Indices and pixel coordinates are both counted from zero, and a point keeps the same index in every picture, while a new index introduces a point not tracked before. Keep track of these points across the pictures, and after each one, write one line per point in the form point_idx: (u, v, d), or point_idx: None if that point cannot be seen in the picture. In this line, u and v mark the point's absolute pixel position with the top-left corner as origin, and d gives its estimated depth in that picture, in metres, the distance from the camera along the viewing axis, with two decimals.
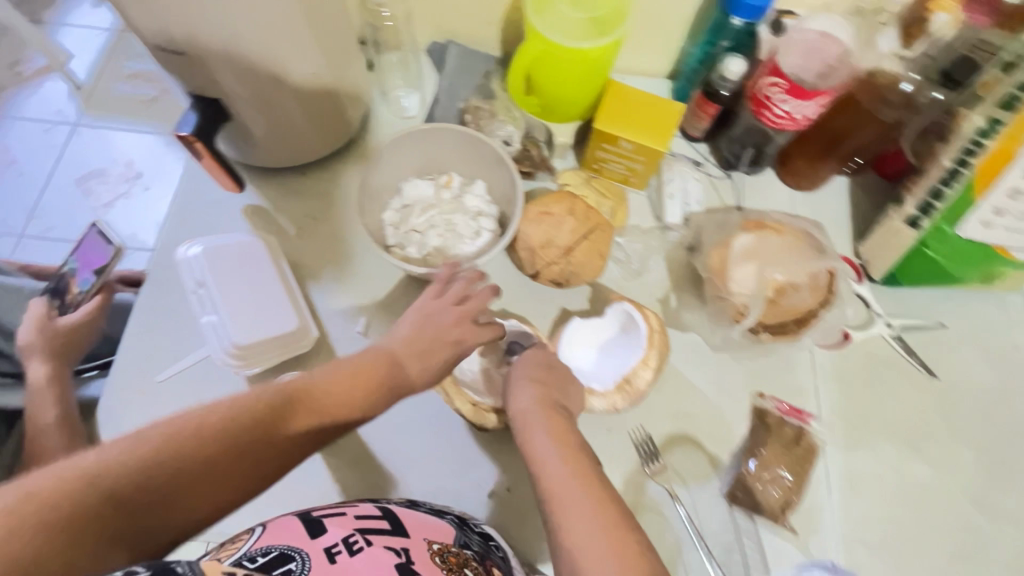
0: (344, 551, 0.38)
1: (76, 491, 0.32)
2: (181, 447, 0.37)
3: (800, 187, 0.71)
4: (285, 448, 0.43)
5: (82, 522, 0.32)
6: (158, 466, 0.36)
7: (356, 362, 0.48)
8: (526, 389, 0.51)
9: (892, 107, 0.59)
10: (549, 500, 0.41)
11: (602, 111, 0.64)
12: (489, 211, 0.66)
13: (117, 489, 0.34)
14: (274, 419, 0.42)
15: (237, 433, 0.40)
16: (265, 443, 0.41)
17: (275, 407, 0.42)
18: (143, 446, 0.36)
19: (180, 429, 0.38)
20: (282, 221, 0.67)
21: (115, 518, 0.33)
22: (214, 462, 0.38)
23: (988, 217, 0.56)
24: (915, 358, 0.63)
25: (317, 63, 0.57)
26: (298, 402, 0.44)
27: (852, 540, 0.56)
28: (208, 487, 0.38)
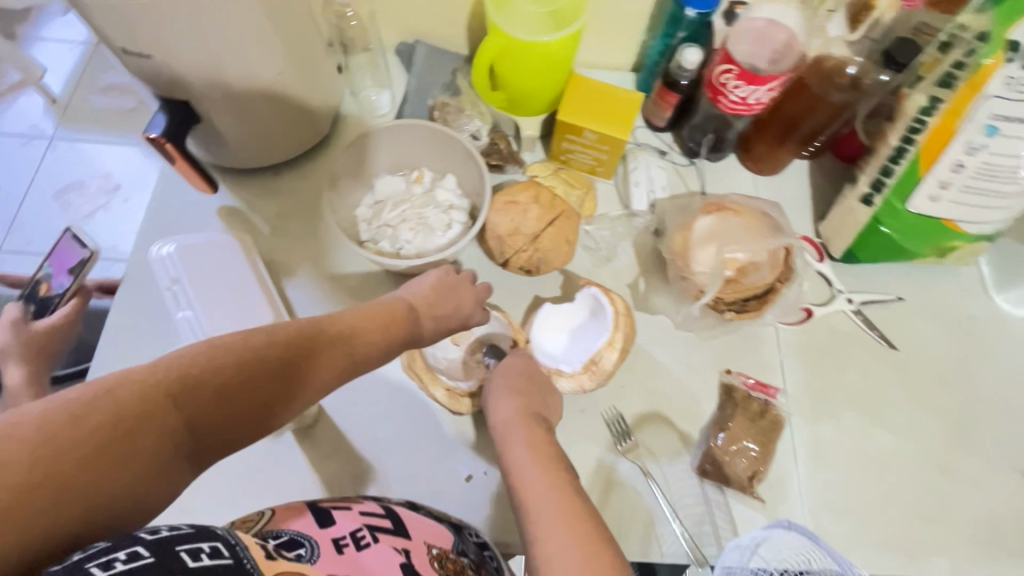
0: (352, 544, 0.40)
1: (148, 398, 0.31)
2: (245, 367, 0.37)
3: (761, 172, 0.73)
4: (334, 380, 0.43)
5: (149, 433, 0.31)
6: (224, 382, 0.35)
7: (392, 307, 0.50)
8: (506, 399, 0.54)
9: (840, 90, 0.62)
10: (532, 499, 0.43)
11: (566, 103, 0.66)
12: (460, 204, 0.67)
13: (187, 401, 0.33)
14: (324, 350, 0.42)
15: (292, 358, 0.40)
16: (316, 371, 0.41)
17: (324, 336, 0.42)
18: (210, 360, 0.35)
19: (243, 347, 0.37)
20: (257, 221, 0.69)
21: (179, 432, 0.33)
22: (262, 381, 0.37)
23: (935, 190, 0.58)
24: (875, 331, 0.66)
25: (283, 63, 0.58)
26: (346, 337, 0.44)
27: (819, 507, 0.58)
28: (247, 406, 0.36)
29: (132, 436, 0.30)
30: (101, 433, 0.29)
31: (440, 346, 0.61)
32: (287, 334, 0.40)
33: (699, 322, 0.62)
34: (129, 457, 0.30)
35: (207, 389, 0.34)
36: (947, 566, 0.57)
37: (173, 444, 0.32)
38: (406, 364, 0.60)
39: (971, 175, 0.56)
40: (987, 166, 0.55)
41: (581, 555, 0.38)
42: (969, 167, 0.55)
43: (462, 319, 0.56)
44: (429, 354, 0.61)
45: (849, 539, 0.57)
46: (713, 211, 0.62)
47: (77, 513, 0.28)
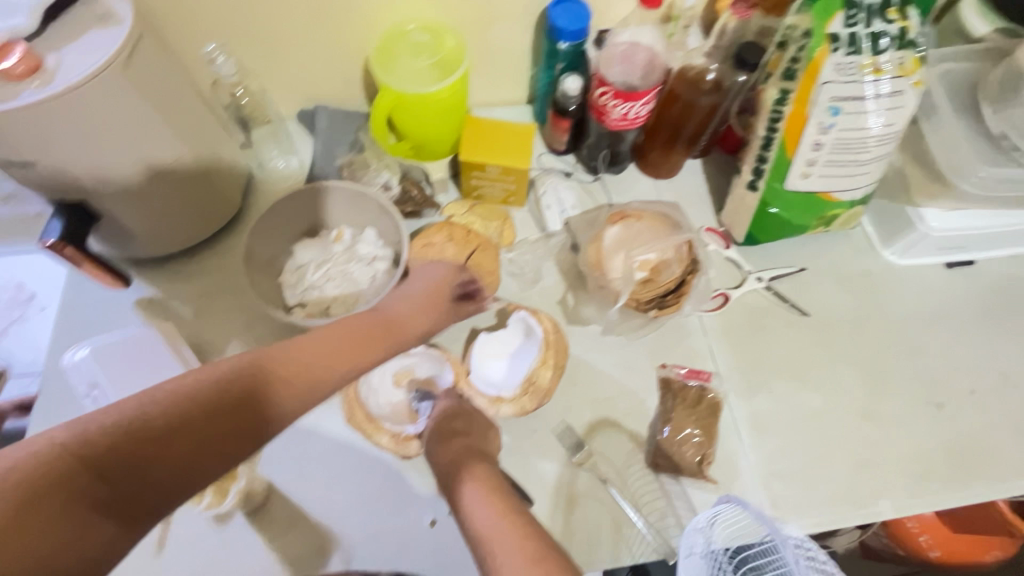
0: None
1: (57, 457, 0.33)
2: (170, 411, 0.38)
3: (656, 176, 0.79)
4: (300, 401, 0.44)
5: (63, 486, 0.33)
6: (166, 421, 0.38)
7: (362, 324, 0.52)
8: (444, 443, 0.55)
9: (707, 94, 0.67)
10: (493, 543, 0.43)
11: (466, 143, 0.69)
12: (383, 254, 0.69)
13: (103, 452, 0.35)
14: (269, 384, 0.43)
15: (249, 388, 0.42)
16: (258, 409, 0.42)
17: (286, 360, 0.45)
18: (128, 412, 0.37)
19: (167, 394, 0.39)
20: (176, 307, 0.67)
21: (101, 483, 0.34)
22: (205, 418, 0.39)
23: (804, 168, 0.65)
24: (787, 302, 0.72)
25: (177, 146, 0.58)
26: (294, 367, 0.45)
27: (769, 476, 0.61)
28: (182, 448, 0.38)
29: (47, 493, 0.32)
30: (28, 491, 0.32)
31: (382, 392, 0.61)
32: (221, 372, 0.42)
33: (625, 324, 0.66)
34: (53, 511, 0.32)
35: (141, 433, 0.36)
36: (890, 505, 0.61)
37: (97, 494, 0.34)
38: (347, 417, 0.60)
39: (830, 150, 0.63)
40: (841, 140, 0.62)
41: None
42: (826, 144, 0.63)
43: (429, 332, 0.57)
44: (371, 402, 0.61)
45: (798, 499, 0.61)
46: (616, 216, 0.66)
47: (4, 565, 0.30)
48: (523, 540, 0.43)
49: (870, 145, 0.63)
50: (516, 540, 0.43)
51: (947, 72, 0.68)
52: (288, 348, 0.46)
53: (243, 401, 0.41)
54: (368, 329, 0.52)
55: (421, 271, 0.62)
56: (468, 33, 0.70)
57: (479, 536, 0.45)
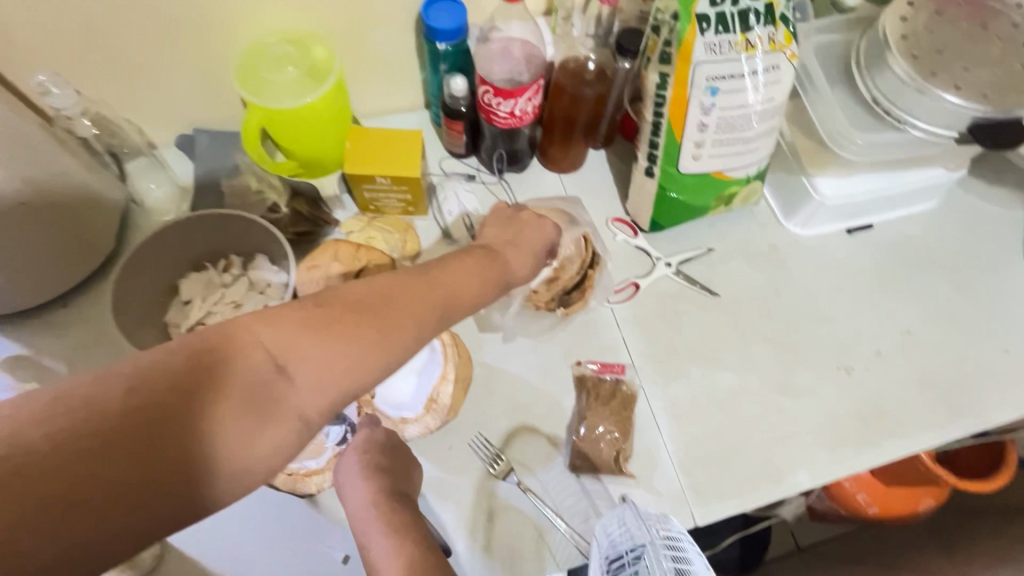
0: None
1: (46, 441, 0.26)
2: (175, 373, 0.30)
3: (559, 171, 0.78)
4: (425, 328, 0.39)
5: (90, 462, 0.27)
6: (293, 337, 0.34)
7: (475, 257, 0.49)
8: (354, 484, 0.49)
9: (590, 85, 0.67)
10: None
11: (353, 155, 0.66)
12: (278, 282, 0.65)
13: (106, 427, 0.27)
14: (341, 330, 0.35)
15: (374, 308, 0.37)
16: (379, 334, 0.36)
17: (407, 283, 0.40)
18: (125, 377, 0.29)
19: (168, 354, 0.31)
20: (49, 363, 0.62)
21: (204, 418, 0.30)
22: (330, 337, 0.35)
23: (694, 150, 0.64)
24: (696, 285, 0.72)
25: (22, 191, 0.52)
26: (337, 315, 0.36)
27: (689, 462, 0.61)
28: (307, 367, 0.34)
29: (56, 476, 0.26)
30: (151, 402, 0.29)
31: None
32: (296, 313, 0.35)
33: (534, 325, 0.66)
34: (173, 427, 0.29)
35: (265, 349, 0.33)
36: (807, 476, 0.62)
37: (128, 470, 0.27)
38: None
39: (716, 130, 0.63)
40: (725, 119, 0.62)
41: None
42: (712, 124, 0.62)
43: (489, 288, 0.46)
44: None
45: (719, 481, 0.60)
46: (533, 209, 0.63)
47: (125, 474, 0.27)
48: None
49: (754, 121, 0.63)
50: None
51: (822, 44, 0.70)
52: (407, 275, 0.41)
53: (371, 321, 0.36)
54: (479, 263, 0.49)
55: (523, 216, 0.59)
56: (342, 40, 0.67)
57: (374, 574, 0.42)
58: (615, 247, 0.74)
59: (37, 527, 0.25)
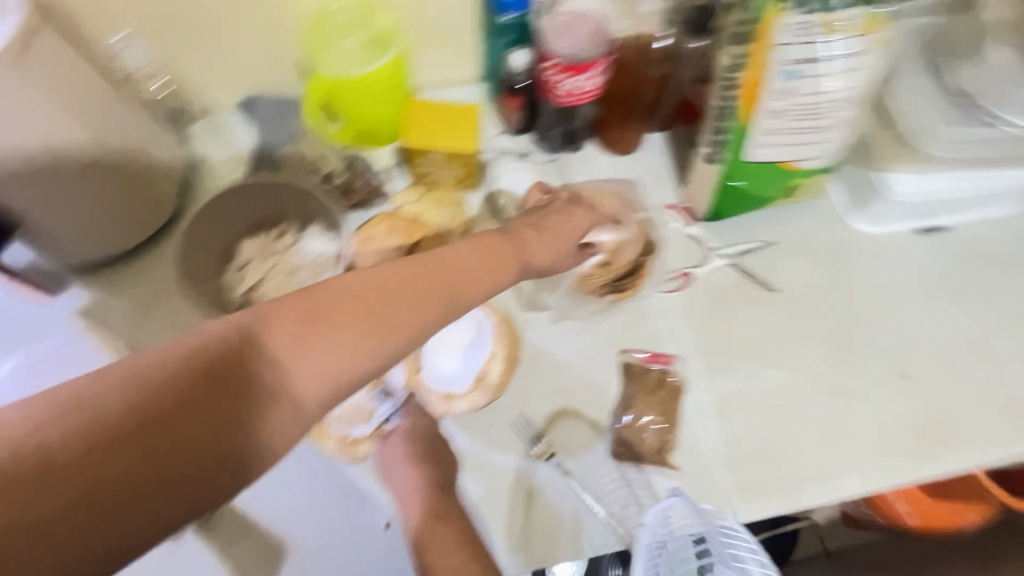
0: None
1: (68, 438, 0.31)
2: (176, 374, 0.34)
3: (616, 152, 0.76)
4: (422, 315, 0.41)
5: (109, 456, 0.31)
6: (287, 332, 0.37)
7: (485, 243, 0.48)
8: (401, 467, 0.54)
9: (657, 64, 0.65)
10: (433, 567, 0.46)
11: (411, 127, 0.66)
12: (328, 250, 0.66)
13: (119, 424, 0.32)
14: (339, 323, 0.38)
15: (367, 298, 0.39)
16: (370, 326, 0.38)
17: (404, 271, 0.41)
18: (130, 380, 0.33)
19: (165, 358, 0.34)
20: (114, 315, 0.64)
21: (210, 413, 0.34)
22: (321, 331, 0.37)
23: (764, 137, 0.61)
24: (753, 278, 0.70)
25: (99, 148, 0.54)
26: (323, 314, 0.38)
27: (733, 458, 0.60)
28: (302, 361, 0.36)
29: (80, 469, 0.30)
30: (159, 402, 0.33)
31: None
32: (292, 308, 0.37)
33: (582, 309, 0.65)
34: (182, 422, 0.33)
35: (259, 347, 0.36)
36: (857, 482, 0.60)
37: (145, 461, 0.32)
38: None
39: (790, 117, 0.60)
40: (800, 106, 0.59)
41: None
42: (786, 111, 0.59)
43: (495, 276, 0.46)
44: None
45: (764, 480, 0.59)
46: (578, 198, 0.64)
47: (143, 464, 0.32)
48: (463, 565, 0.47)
49: (830, 111, 0.60)
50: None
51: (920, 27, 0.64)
52: (407, 261, 0.42)
53: (363, 313, 0.38)
54: (488, 248, 0.48)
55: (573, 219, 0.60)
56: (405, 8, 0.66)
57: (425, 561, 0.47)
58: (668, 233, 0.72)
59: (70, 512, 0.30)
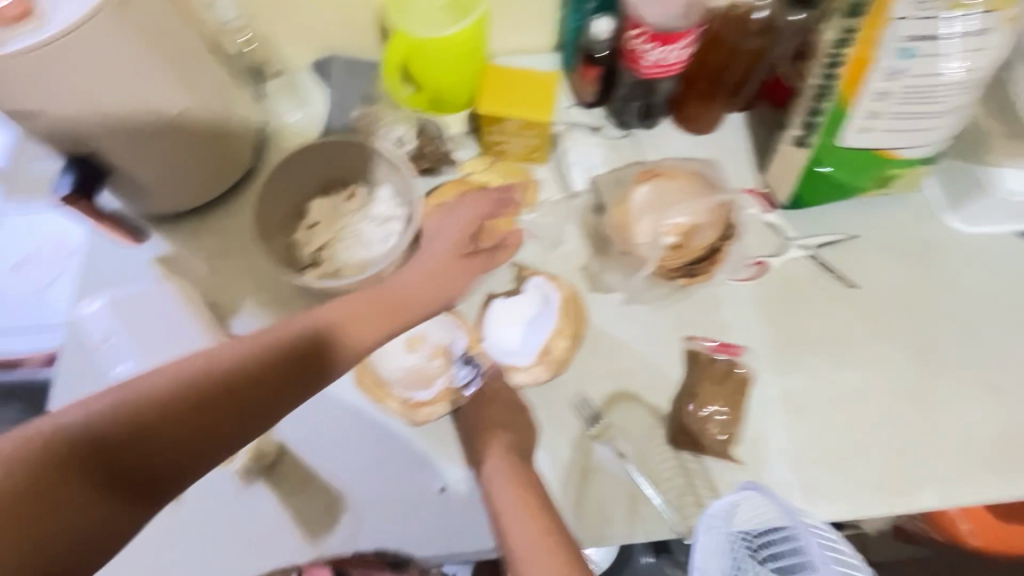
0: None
1: (38, 460, 0.34)
2: (158, 397, 0.38)
3: (695, 131, 0.72)
4: (320, 370, 0.43)
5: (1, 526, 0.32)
6: (190, 395, 0.39)
7: (384, 294, 0.48)
8: (487, 431, 0.54)
9: (756, 36, 0.60)
10: (514, 548, 0.46)
11: (487, 92, 0.64)
12: (397, 214, 0.66)
13: (96, 440, 0.36)
14: (235, 387, 0.40)
15: (262, 360, 0.41)
16: (265, 384, 0.41)
17: (298, 335, 0.43)
18: (89, 414, 0.36)
19: (155, 380, 0.38)
20: (192, 264, 0.67)
21: (90, 480, 0.35)
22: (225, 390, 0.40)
23: (864, 122, 0.57)
24: (833, 272, 0.66)
25: (186, 100, 0.56)
26: (280, 357, 0.42)
27: (799, 457, 0.58)
28: (206, 420, 0.39)
29: None
30: (52, 467, 0.34)
31: (395, 355, 0.59)
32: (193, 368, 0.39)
33: (650, 292, 0.63)
34: (69, 489, 0.34)
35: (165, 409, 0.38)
36: (931, 495, 0.57)
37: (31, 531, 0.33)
38: (357, 378, 0.59)
39: (898, 100, 0.55)
40: (912, 88, 0.54)
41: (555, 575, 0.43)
42: (894, 93, 0.54)
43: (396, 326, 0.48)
44: (382, 365, 0.59)
45: (830, 482, 0.57)
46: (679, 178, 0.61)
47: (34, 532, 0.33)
48: (541, 538, 0.46)
49: (945, 97, 0.55)
50: (547, 552, 0.45)
51: None
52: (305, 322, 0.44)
53: (253, 377, 0.41)
54: (387, 300, 0.48)
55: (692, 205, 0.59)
56: None
57: (511, 543, 0.46)
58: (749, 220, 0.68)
59: None
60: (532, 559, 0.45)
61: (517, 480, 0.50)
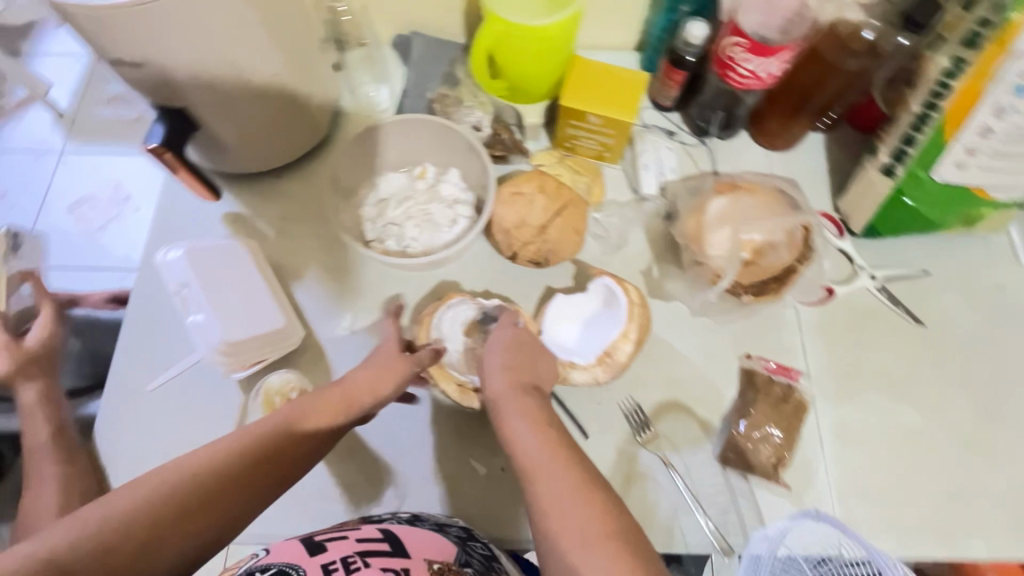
0: (341, 569, 0.44)
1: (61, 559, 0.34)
2: (184, 486, 0.39)
3: (774, 147, 0.70)
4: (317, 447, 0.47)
5: None
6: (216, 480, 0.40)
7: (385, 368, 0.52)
8: (500, 371, 0.51)
9: (856, 57, 0.58)
10: (529, 478, 0.43)
11: (570, 86, 0.63)
12: (465, 197, 0.66)
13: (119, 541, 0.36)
14: (246, 473, 0.42)
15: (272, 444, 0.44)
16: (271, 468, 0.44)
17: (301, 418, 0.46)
18: (122, 509, 0.37)
19: (170, 474, 0.39)
20: (261, 226, 0.68)
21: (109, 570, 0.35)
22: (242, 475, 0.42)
23: (961, 158, 0.54)
24: (901, 307, 0.64)
25: (279, 65, 0.56)
26: (234, 467, 0.42)
27: (849, 491, 0.57)
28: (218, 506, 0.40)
29: None
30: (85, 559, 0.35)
31: (450, 340, 0.59)
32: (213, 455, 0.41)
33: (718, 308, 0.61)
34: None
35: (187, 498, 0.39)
36: (983, 546, 0.55)
37: None
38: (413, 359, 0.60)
39: (1002, 141, 0.51)
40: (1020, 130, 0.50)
41: (572, 495, 0.41)
42: (999, 133, 0.51)
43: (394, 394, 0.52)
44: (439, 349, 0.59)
45: (878, 520, 0.56)
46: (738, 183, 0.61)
47: None
48: (552, 452, 0.44)
49: None
50: (561, 468, 0.42)
51: None
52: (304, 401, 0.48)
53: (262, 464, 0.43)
54: (383, 374, 0.52)
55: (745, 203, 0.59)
56: None
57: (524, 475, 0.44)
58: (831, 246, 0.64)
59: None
60: (547, 477, 0.42)
61: (533, 414, 0.47)
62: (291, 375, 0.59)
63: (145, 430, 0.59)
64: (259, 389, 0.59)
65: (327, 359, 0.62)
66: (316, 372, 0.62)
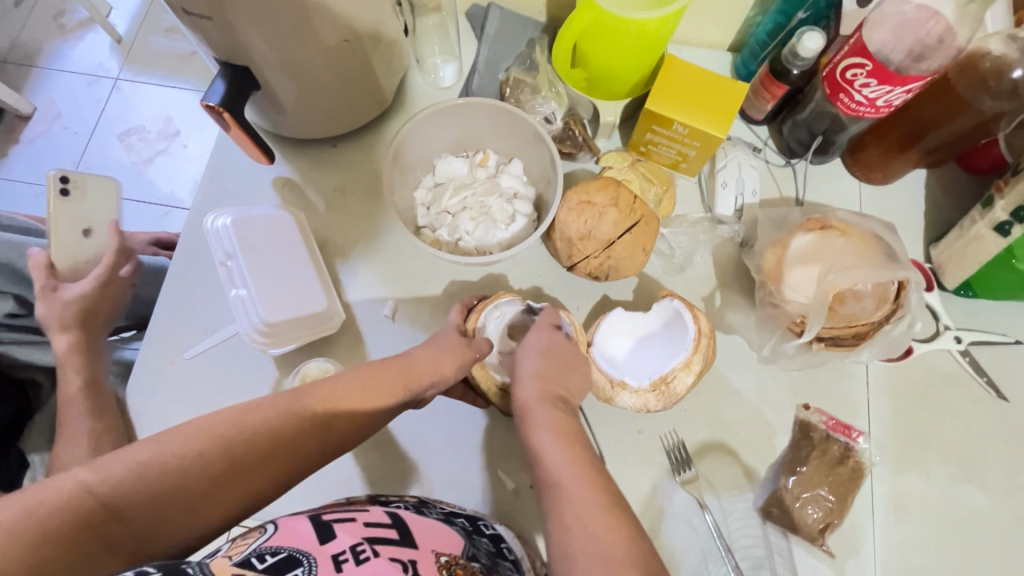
0: (351, 560, 0.36)
1: (122, 485, 0.34)
2: (244, 437, 0.38)
3: (874, 181, 0.64)
4: (369, 420, 0.46)
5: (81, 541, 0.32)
6: (274, 439, 0.40)
7: (443, 350, 0.51)
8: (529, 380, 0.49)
9: (995, 97, 0.50)
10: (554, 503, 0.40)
11: (658, 88, 0.58)
12: (526, 193, 0.62)
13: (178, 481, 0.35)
14: (301, 435, 0.41)
15: (328, 410, 0.43)
16: (325, 433, 0.43)
17: (359, 386, 0.45)
18: (187, 449, 0.36)
19: (228, 420, 0.38)
20: (312, 196, 0.65)
21: (168, 504, 0.35)
22: (298, 436, 0.41)
23: None
24: (984, 377, 0.58)
25: (350, 30, 0.52)
26: (292, 426, 0.41)
27: (894, 566, 0.53)
28: (273, 462, 0.40)
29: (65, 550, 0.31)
30: (150, 493, 0.34)
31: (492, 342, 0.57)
32: (272, 409, 0.40)
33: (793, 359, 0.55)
34: (149, 509, 0.35)
35: (247, 448, 0.38)
36: None
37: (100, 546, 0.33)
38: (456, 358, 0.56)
39: None
40: None
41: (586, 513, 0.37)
42: None
43: (452, 374, 0.51)
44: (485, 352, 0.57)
45: None
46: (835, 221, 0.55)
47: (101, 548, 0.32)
48: (572, 461, 0.41)
49: None
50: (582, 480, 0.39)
51: None
52: (365, 370, 0.46)
53: (318, 428, 0.42)
54: (441, 355, 0.50)
55: (835, 242, 0.54)
56: None
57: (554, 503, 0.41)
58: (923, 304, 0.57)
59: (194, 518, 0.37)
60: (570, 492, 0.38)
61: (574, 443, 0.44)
62: (329, 366, 0.57)
63: (177, 395, 0.58)
64: (298, 372, 0.57)
65: (363, 345, 0.60)
66: (350, 358, 0.60)
